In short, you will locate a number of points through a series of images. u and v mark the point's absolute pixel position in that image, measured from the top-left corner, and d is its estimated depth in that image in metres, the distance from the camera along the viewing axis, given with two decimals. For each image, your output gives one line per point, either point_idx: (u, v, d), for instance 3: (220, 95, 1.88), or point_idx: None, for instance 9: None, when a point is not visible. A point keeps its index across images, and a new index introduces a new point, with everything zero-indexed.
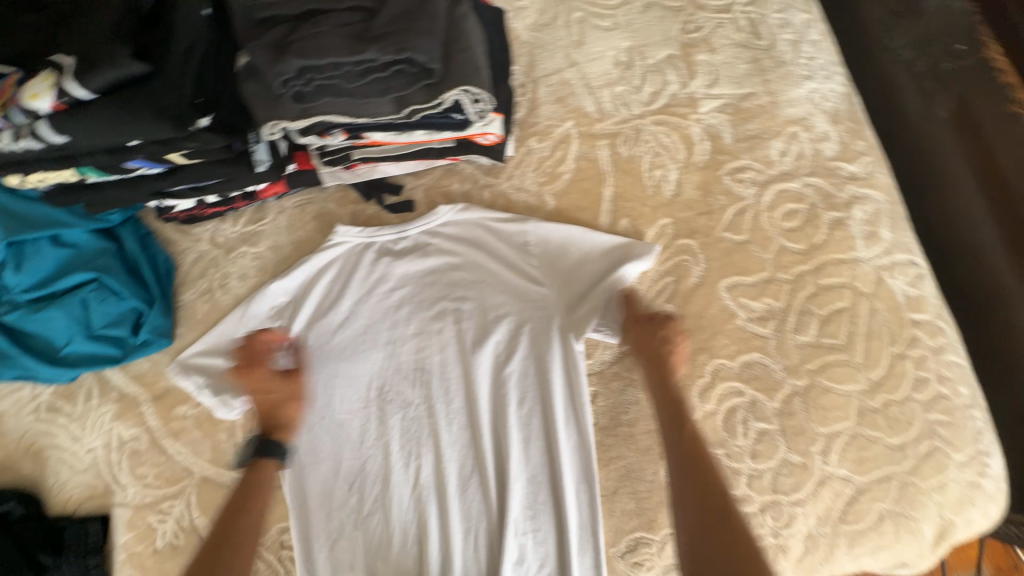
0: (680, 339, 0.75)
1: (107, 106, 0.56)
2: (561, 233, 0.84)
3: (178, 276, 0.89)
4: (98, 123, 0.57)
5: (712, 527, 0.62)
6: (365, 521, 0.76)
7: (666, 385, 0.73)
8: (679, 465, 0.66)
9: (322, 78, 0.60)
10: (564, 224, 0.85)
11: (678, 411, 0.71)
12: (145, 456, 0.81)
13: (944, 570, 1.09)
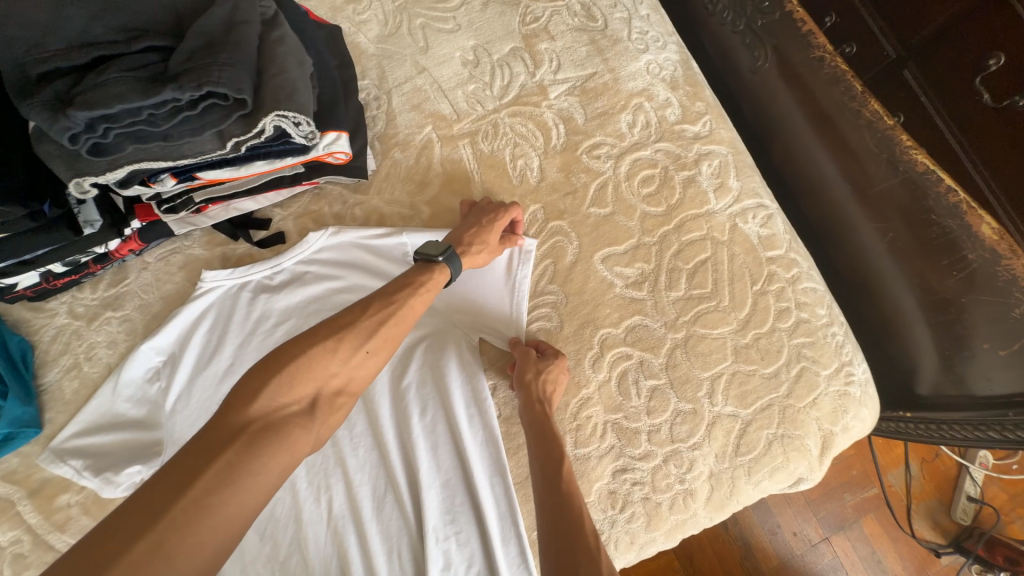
0: (562, 368, 0.78)
1: None
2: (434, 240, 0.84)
3: (38, 357, 0.82)
4: None
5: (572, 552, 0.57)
6: (285, 565, 0.73)
7: (544, 402, 0.75)
8: (549, 503, 0.65)
9: (122, 125, 0.57)
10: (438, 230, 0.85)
11: (546, 432, 0.73)
12: (29, 558, 0.74)
13: (880, 471, 1.18)
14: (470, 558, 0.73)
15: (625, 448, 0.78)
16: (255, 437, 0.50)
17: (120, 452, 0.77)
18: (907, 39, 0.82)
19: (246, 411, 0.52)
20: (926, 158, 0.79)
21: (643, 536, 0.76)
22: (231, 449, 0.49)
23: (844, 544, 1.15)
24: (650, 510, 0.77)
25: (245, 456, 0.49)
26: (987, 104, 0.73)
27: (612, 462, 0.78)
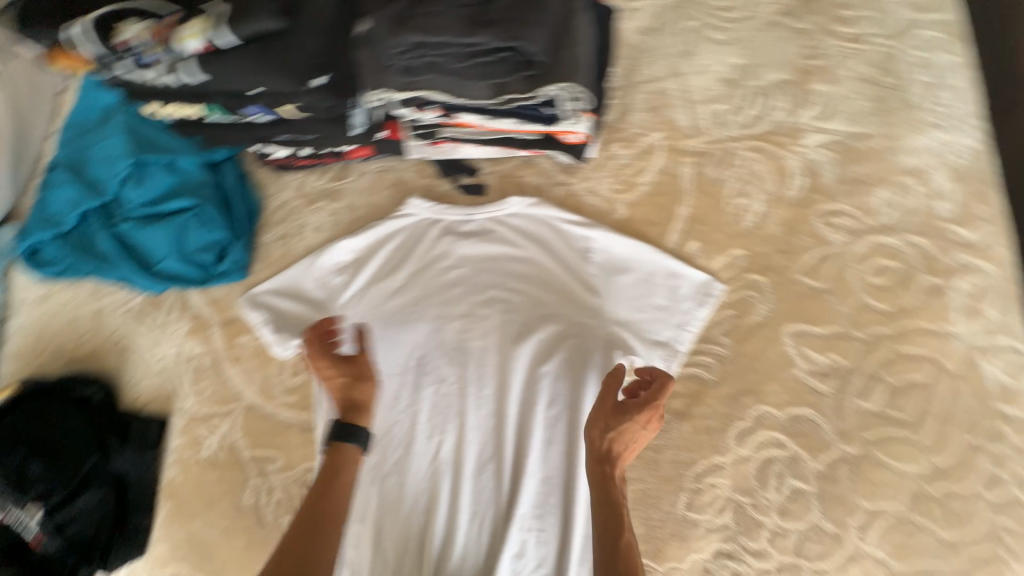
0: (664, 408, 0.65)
1: (244, 54, 0.59)
2: (620, 246, 0.82)
3: (262, 217, 0.96)
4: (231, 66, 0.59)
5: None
6: (383, 479, 0.80)
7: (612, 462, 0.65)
8: (597, 548, 0.61)
9: (432, 55, 0.62)
10: (626, 236, 0.83)
11: (606, 503, 0.63)
12: (206, 373, 0.89)
13: None
14: (542, 556, 0.74)
15: (740, 535, 0.71)
16: (323, 504, 0.65)
17: (297, 323, 0.87)
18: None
19: (331, 501, 0.66)
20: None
21: None
22: (317, 521, 0.64)
23: None
24: None
25: (322, 509, 0.65)
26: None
27: (718, 541, 0.72)
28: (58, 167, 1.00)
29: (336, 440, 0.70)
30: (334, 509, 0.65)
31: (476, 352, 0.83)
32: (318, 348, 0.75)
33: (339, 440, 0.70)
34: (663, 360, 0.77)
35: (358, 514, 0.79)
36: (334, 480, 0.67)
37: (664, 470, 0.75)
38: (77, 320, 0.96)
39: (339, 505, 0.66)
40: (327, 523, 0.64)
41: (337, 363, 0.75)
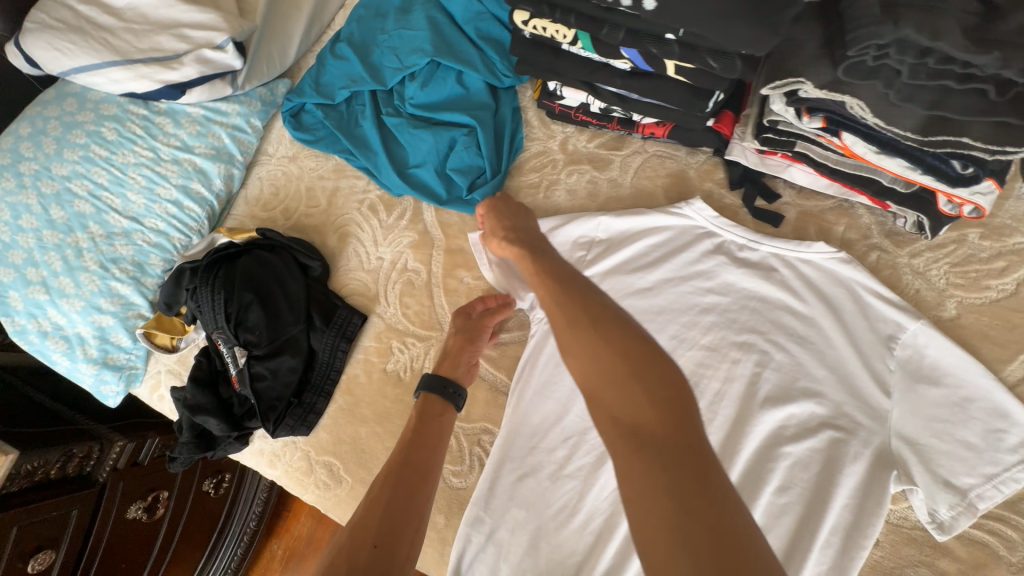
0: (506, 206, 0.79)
1: (733, 1, 0.45)
2: (937, 353, 0.66)
3: (518, 158, 0.90)
4: (700, 10, 0.46)
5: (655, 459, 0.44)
6: (560, 479, 0.73)
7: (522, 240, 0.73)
8: (634, 377, 0.49)
9: (897, 60, 0.49)
10: (950, 342, 0.67)
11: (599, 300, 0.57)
12: (415, 291, 0.87)
13: None
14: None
15: None
16: (410, 460, 0.64)
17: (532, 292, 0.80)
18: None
19: (408, 452, 0.65)
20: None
21: None
22: (406, 473, 0.62)
23: None
24: None
25: (414, 464, 0.64)
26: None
27: None
28: (344, 40, 0.98)
29: (428, 393, 0.72)
30: (407, 468, 0.63)
31: (709, 393, 0.72)
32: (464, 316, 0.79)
33: (427, 391, 0.72)
34: (949, 520, 0.62)
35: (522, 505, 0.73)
36: (419, 439, 0.67)
37: None
38: (312, 190, 0.98)
39: (421, 459, 0.65)
40: (411, 480, 0.62)
41: (468, 334, 0.78)
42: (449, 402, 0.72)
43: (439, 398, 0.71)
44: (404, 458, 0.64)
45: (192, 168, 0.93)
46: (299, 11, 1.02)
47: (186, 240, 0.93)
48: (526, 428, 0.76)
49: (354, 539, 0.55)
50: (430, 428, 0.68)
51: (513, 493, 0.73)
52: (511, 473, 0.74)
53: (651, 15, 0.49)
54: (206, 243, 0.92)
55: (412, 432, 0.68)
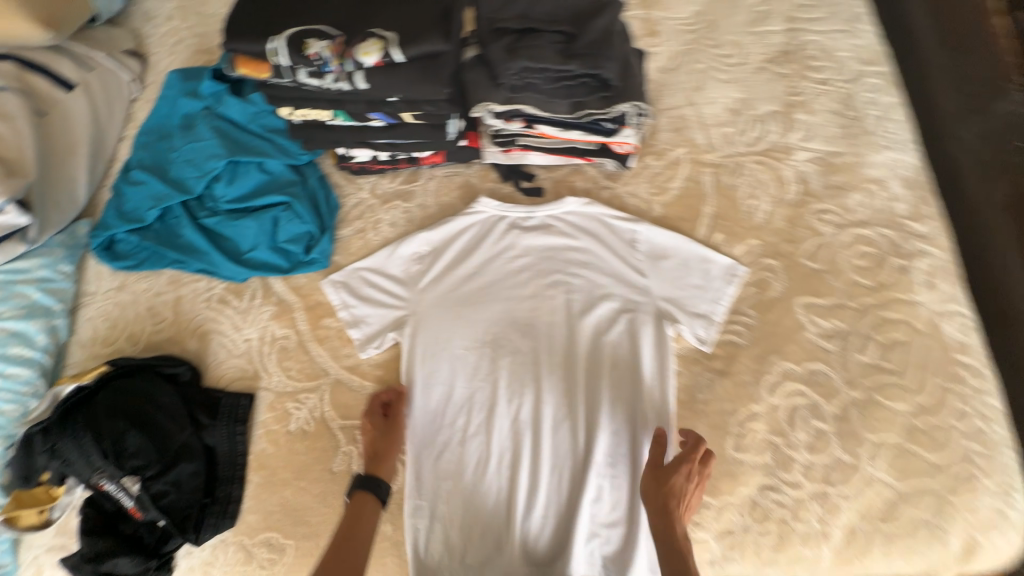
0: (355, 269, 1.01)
1: (409, 73, 0.68)
2: (661, 236, 1.00)
3: (340, 214, 1.06)
4: (392, 81, 0.68)
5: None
6: (468, 440, 0.89)
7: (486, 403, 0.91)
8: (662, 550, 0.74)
9: (532, 77, 0.78)
10: (664, 227, 1.01)
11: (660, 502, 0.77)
12: (291, 353, 0.96)
13: None
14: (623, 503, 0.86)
15: (777, 470, 0.85)
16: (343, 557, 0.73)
17: (386, 315, 0.97)
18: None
19: (346, 533, 0.76)
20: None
21: (769, 554, 0.82)
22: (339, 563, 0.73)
23: None
24: (782, 532, 0.83)
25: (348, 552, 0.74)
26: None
27: (761, 477, 0.85)
28: (135, 167, 1.05)
29: (362, 491, 0.80)
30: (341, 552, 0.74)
31: (544, 327, 0.96)
32: (375, 420, 0.89)
33: (361, 490, 0.80)
34: (705, 337, 0.93)
35: (449, 474, 0.88)
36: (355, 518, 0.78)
37: (711, 418, 0.89)
38: (154, 308, 1.00)
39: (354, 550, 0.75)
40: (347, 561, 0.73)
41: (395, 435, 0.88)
42: (377, 495, 0.81)
43: (373, 492, 0.80)
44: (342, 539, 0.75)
45: (5, 334, 0.89)
46: (76, 154, 1.03)
47: (23, 407, 0.88)
48: (427, 415, 0.91)
49: None
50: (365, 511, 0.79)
51: (437, 468, 0.88)
52: (429, 455, 0.89)
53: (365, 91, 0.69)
54: (48, 400, 0.88)
55: (349, 514, 0.79)
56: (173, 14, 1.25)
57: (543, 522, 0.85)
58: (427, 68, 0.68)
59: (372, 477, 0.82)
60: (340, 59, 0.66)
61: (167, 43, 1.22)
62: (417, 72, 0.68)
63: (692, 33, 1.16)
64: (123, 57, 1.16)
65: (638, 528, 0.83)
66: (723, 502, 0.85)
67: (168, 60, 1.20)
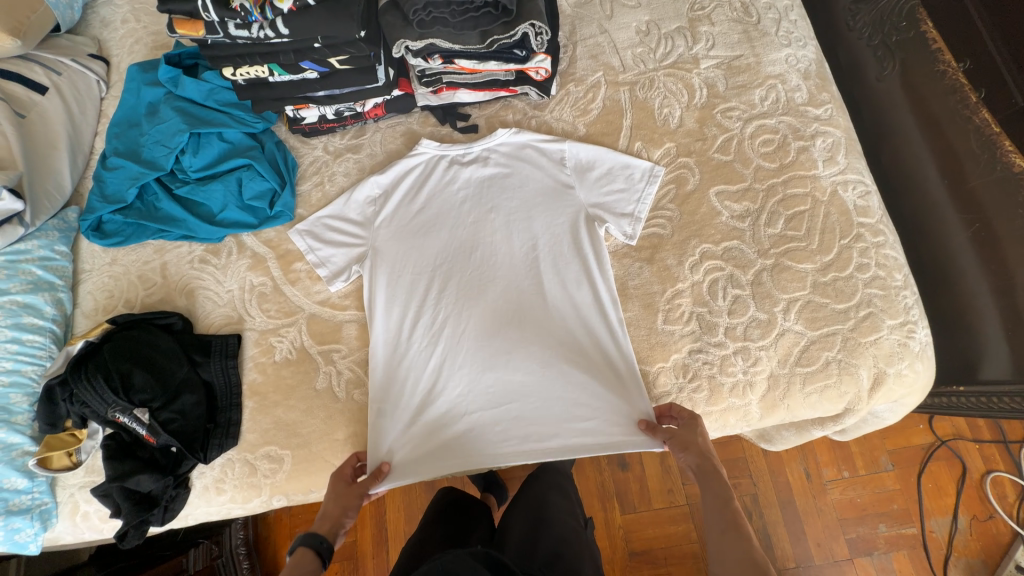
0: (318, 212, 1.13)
1: (322, 13, 0.78)
2: (586, 151, 1.10)
3: (298, 172, 1.17)
4: (307, 23, 0.78)
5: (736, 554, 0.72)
6: (430, 349, 1.02)
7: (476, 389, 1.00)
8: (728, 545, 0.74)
9: (438, 11, 0.88)
10: (590, 143, 1.12)
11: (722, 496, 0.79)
12: (269, 297, 1.09)
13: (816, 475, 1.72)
14: (574, 383, 0.98)
15: (703, 334, 0.98)
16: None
17: (349, 252, 1.09)
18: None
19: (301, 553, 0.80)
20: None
21: (703, 407, 0.96)
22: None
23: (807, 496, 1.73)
24: (713, 387, 0.96)
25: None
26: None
27: (690, 342, 0.98)
28: (112, 155, 1.15)
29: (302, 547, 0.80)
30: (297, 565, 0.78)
31: (488, 247, 1.07)
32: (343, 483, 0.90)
33: (302, 547, 0.80)
34: (632, 233, 1.04)
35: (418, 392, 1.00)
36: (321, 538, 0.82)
37: (642, 300, 1.01)
38: (145, 275, 1.13)
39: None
40: None
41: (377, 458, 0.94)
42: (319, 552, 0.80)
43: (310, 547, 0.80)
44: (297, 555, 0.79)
45: (16, 305, 1.01)
46: (56, 148, 1.15)
47: (41, 367, 1.01)
48: (393, 333, 1.03)
49: None
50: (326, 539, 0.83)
51: (409, 376, 1.01)
52: (398, 366, 1.02)
53: (288, 35, 0.79)
54: (62, 358, 1.01)
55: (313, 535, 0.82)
56: (127, 17, 1.35)
57: (507, 410, 0.97)
58: (337, 6, 0.78)
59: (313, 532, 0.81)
60: (260, 9, 0.77)
61: (126, 44, 1.33)
62: (328, 12, 0.78)
63: None
64: (87, 59, 1.26)
65: (587, 402, 0.97)
66: (658, 368, 0.98)
67: (129, 59, 1.31)
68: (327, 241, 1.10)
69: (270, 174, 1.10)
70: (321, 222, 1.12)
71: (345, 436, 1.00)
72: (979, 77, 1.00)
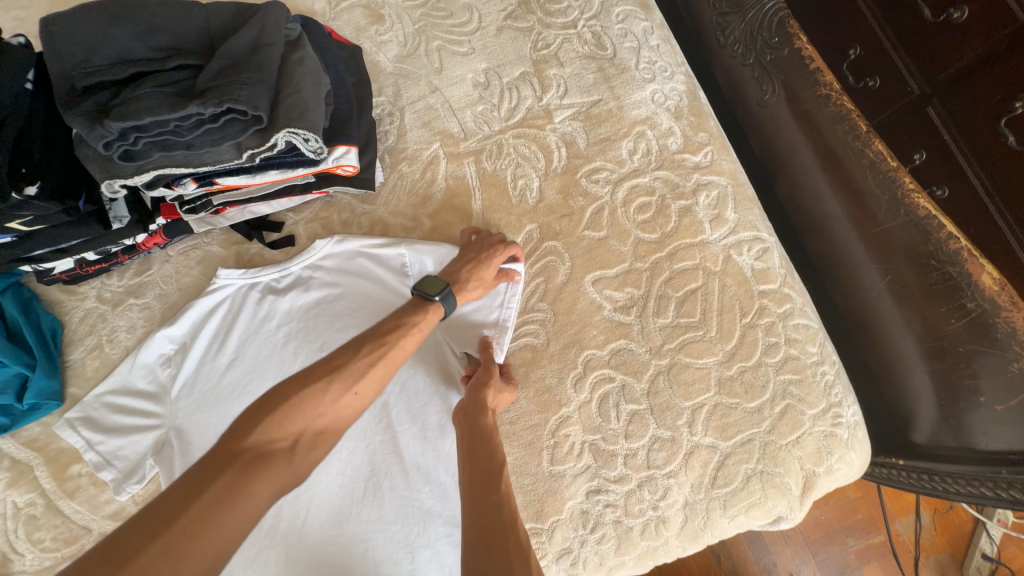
0: (95, 391, 0.85)
1: None
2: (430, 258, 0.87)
3: (65, 336, 0.89)
4: None
5: (506, 553, 0.59)
6: (264, 554, 0.78)
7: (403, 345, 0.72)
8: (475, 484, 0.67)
9: (150, 134, 0.63)
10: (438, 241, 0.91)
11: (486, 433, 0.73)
12: (41, 521, 0.81)
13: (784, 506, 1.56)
14: (453, 561, 0.78)
15: (600, 469, 0.79)
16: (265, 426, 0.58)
17: (142, 441, 0.82)
18: (933, 75, 0.76)
19: (240, 436, 0.56)
20: (932, 201, 0.78)
21: (613, 559, 0.78)
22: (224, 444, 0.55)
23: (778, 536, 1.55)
24: (621, 533, 0.78)
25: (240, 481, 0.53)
26: (1008, 143, 0.68)
27: (585, 482, 0.79)
28: None
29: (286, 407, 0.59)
30: (249, 427, 0.57)
31: None
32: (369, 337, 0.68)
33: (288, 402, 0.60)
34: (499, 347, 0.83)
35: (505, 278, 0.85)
36: (281, 397, 0.60)
37: (524, 436, 0.81)
38: None
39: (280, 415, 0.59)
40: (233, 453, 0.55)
41: (360, 346, 0.67)
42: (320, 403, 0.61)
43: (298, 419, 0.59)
44: (257, 448, 0.56)
45: None
46: None
47: None
48: None
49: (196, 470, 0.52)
50: (294, 447, 0.59)
51: None
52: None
53: None
54: None
55: (258, 432, 0.57)
56: None
57: None
58: None
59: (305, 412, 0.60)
60: None
61: None
62: None
63: (419, 7, 1.02)
64: None
65: None
66: (553, 523, 0.78)
67: None
68: (111, 432, 0.83)
69: (11, 357, 0.81)
70: (102, 404, 0.85)
71: None
72: (869, 64, 0.83)
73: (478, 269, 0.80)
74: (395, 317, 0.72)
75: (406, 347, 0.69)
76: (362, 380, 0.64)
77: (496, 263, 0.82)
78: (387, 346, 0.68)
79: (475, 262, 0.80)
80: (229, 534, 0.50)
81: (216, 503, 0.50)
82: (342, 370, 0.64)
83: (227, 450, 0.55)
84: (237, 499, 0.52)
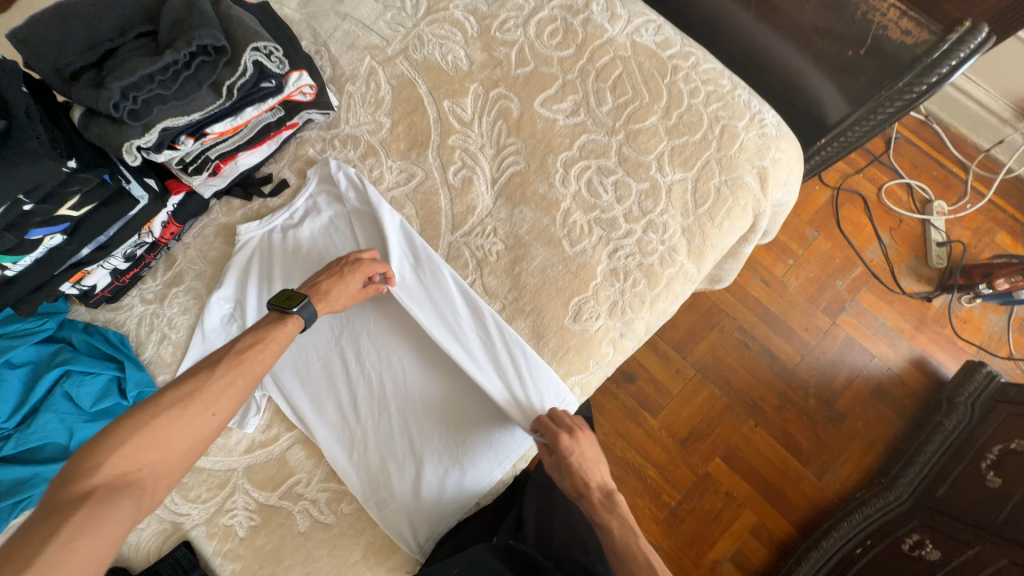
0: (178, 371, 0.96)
1: None
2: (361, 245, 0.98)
3: (132, 341, 0.98)
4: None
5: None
6: (384, 415, 0.92)
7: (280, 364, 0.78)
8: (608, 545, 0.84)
9: (144, 91, 0.74)
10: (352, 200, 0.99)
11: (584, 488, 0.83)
12: (191, 482, 0.92)
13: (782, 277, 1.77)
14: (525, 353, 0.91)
15: (610, 233, 0.96)
16: (125, 445, 0.61)
17: None
18: None
19: (86, 478, 0.58)
20: None
21: (650, 293, 0.95)
22: (86, 496, 0.57)
23: (781, 302, 1.74)
24: (646, 272, 0.95)
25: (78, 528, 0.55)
26: None
27: (605, 247, 0.96)
28: None
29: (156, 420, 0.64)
30: (97, 465, 0.59)
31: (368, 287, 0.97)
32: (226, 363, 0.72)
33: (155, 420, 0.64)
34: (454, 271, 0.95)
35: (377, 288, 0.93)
36: (140, 422, 0.63)
37: (542, 237, 0.97)
38: None
39: (158, 440, 0.63)
40: (101, 499, 0.57)
41: (214, 369, 0.71)
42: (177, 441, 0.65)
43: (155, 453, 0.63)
44: (112, 481, 0.59)
45: None
46: None
47: None
48: (340, 428, 0.93)
49: (51, 512, 0.56)
50: (154, 476, 0.62)
51: (383, 453, 0.91)
52: (367, 452, 0.91)
53: None
54: None
55: (110, 463, 0.60)
56: None
57: (489, 414, 0.89)
58: (9, 150, 0.65)
59: (162, 438, 0.63)
60: None
61: None
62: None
63: None
64: None
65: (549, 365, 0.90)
66: (594, 287, 0.94)
67: None
68: None
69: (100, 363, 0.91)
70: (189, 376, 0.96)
71: (362, 553, 0.88)
72: None
73: (342, 283, 0.88)
74: (253, 335, 0.78)
75: (266, 361, 0.76)
76: (218, 401, 0.69)
77: (363, 272, 0.89)
78: (246, 361, 0.74)
79: (335, 276, 0.88)
80: (101, 549, 0.55)
81: (73, 537, 0.54)
82: (201, 392, 0.68)
83: (71, 496, 0.57)
84: (80, 547, 0.54)
